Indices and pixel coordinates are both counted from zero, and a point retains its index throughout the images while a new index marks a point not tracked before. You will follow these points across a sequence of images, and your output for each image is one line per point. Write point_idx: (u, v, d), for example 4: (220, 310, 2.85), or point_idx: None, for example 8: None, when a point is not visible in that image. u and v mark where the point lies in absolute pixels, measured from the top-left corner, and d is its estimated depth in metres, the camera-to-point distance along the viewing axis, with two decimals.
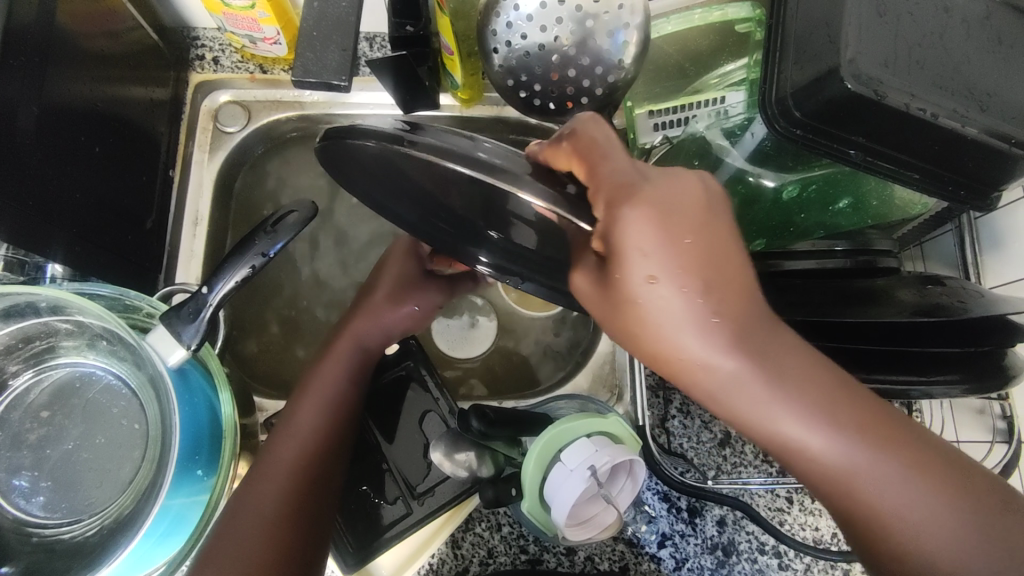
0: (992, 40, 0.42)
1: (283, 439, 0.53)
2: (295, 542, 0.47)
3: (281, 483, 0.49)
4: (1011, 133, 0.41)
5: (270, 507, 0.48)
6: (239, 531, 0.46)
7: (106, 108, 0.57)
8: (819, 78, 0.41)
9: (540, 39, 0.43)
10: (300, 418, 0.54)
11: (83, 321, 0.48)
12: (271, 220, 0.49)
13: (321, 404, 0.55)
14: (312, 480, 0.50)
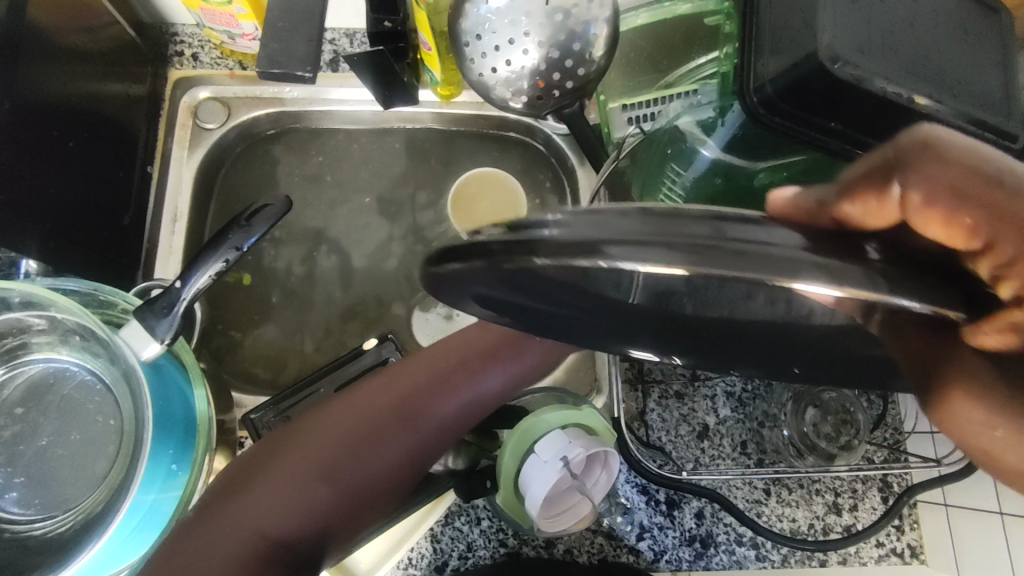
0: (959, 30, 0.42)
1: (370, 396, 0.44)
2: (369, 499, 0.42)
3: (395, 438, 0.43)
4: (978, 117, 0.40)
5: (317, 470, 0.40)
6: (272, 499, 0.39)
7: (78, 104, 0.57)
8: (798, 63, 0.38)
9: (511, 34, 0.43)
10: (447, 370, 0.46)
11: (56, 317, 0.48)
12: (246, 214, 0.50)
13: (477, 363, 0.46)
14: (423, 444, 0.44)
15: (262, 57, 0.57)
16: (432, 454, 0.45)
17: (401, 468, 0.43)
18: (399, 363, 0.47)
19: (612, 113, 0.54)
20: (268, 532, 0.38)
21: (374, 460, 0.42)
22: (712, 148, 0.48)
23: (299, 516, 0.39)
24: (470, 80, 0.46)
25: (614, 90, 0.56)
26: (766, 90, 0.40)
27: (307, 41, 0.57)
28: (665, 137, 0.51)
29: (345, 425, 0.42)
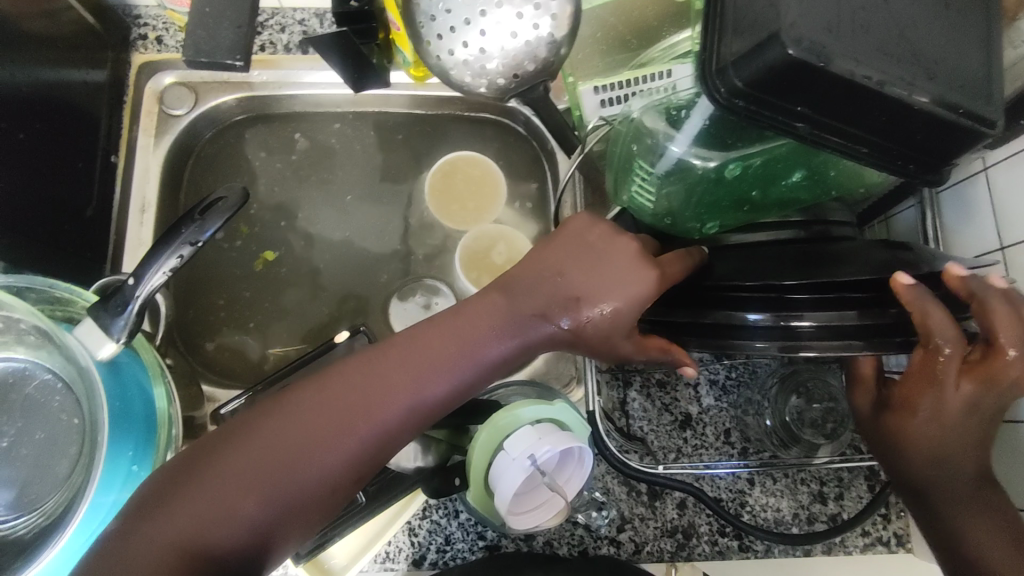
0: (938, 4, 0.38)
1: (306, 404, 0.42)
2: (291, 518, 0.40)
3: (323, 453, 0.41)
4: (960, 102, 0.36)
5: (239, 480, 0.39)
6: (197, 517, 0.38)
7: (31, 92, 0.55)
8: (760, 45, 0.34)
9: (467, 12, 0.41)
10: (394, 373, 0.43)
11: (8, 315, 0.46)
12: (200, 208, 0.48)
13: (428, 367, 0.43)
14: (353, 457, 0.42)
15: (188, 45, 0.58)
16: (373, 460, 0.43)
17: (341, 477, 0.42)
18: (348, 361, 0.44)
19: (583, 95, 0.51)
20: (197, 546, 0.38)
21: (308, 471, 0.40)
22: (682, 144, 0.45)
23: (218, 530, 0.38)
24: (430, 64, 0.44)
25: (580, 71, 0.52)
26: (728, 77, 0.36)
27: (235, 28, 0.59)
28: (634, 128, 0.48)
29: (277, 432, 0.41)
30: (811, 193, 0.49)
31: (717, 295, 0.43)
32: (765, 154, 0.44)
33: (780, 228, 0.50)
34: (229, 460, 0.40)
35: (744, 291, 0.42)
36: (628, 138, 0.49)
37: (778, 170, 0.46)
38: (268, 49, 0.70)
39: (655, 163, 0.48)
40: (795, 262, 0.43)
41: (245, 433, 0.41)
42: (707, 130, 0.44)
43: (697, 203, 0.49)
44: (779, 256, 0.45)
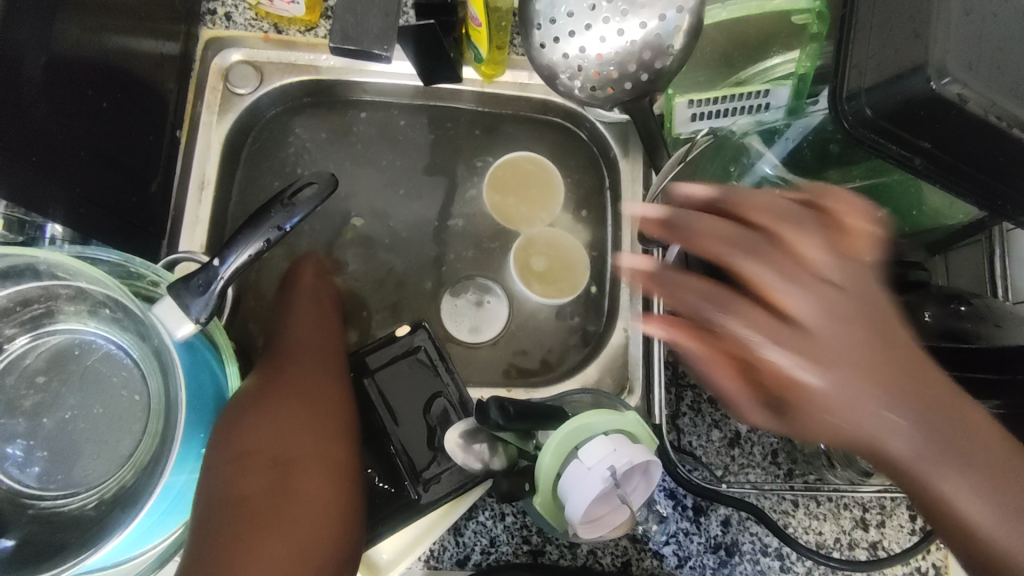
0: None
1: (269, 403, 0.51)
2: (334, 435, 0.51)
3: (295, 403, 0.52)
4: None
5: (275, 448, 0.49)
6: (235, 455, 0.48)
7: (115, 62, 0.53)
8: (898, 76, 0.35)
9: (587, 18, 0.41)
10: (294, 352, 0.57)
11: (85, 287, 0.46)
12: (288, 192, 0.48)
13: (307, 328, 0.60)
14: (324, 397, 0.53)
15: (335, 30, 0.56)
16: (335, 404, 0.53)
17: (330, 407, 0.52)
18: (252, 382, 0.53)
19: (676, 108, 0.49)
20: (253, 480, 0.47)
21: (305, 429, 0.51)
22: (771, 160, 0.48)
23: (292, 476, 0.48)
24: (540, 66, 0.43)
25: (681, 85, 0.51)
26: (858, 103, 0.37)
27: (383, 17, 0.56)
28: (730, 150, 0.49)
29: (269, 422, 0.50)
30: (890, 232, 0.50)
31: None
32: (860, 191, 0.47)
33: (859, 267, 0.49)
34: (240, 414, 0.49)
35: None
36: (724, 159, 0.49)
37: (865, 203, 0.47)
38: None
39: (742, 179, 0.49)
40: (869, 321, 0.45)
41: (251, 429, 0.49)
42: (800, 155, 0.47)
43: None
44: (852, 310, 0.46)
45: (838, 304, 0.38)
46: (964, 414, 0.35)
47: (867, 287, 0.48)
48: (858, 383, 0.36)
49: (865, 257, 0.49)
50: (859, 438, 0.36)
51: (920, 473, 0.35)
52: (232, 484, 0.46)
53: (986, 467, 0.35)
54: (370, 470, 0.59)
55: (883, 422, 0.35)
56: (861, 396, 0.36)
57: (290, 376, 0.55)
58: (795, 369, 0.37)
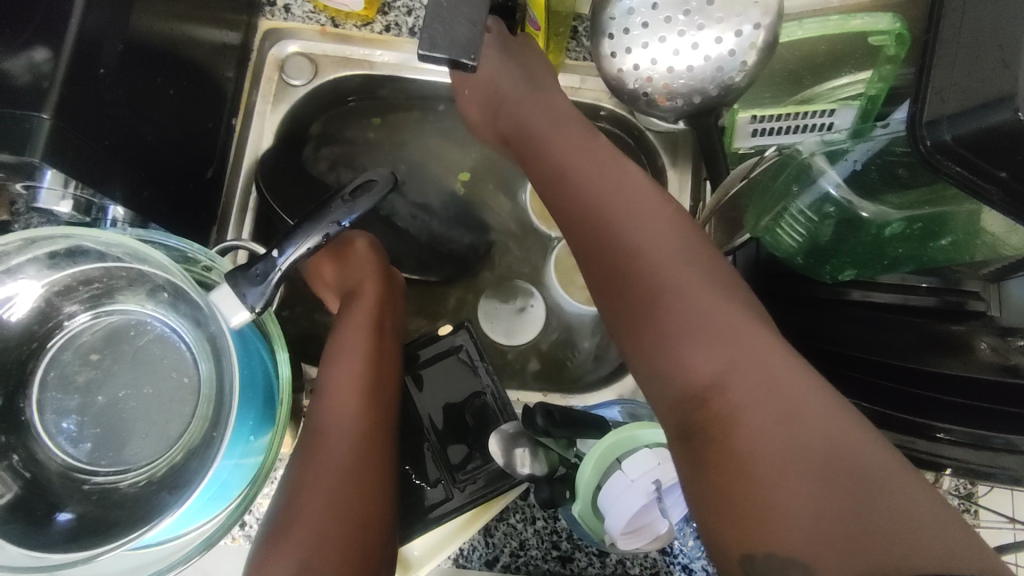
0: None
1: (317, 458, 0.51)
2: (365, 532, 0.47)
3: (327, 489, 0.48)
4: None
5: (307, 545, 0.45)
6: (290, 522, 0.46)
7: (182, 50, 0.54)
8: (984, 105, 0.34)
9: (661, 31, 0.41)
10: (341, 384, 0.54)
11: (145, 270, 0.47)
12: (349, 188, 0.48)
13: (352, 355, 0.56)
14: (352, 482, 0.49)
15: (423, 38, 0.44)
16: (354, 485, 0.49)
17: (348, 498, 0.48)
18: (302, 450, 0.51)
19: (739, 122, 0.50)
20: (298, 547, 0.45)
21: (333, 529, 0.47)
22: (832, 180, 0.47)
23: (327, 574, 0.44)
24: (608, 76, 0.43)
25: (748, 101, 0.51)
26: (938, 129, 0.36)
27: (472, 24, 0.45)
28: (793, 170, 0.49)
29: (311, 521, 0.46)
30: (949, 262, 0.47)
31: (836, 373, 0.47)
32: (930, 218, 0.45)
33: (912, 292, 0.48)
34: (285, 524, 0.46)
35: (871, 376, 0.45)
36: (789, 177, 0.49)
37: (928, 232, 0.46)
38: (393, 31, 0.68)
39: (802, 197, 0.49)
40: (922, 348, 0.44)
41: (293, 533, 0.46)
42: (865, 175, 0.47)
43: (846, 253, 0.48)
44: (904, 336, 0.45)
45: (634, 234, 0.48)
46: (786, 393, 0.38)
47: (926, 313, 0.47)
48: (698, 329, 0.43)
49: (923, 285, 0.49)
50: (676, 350, 0.43)
51: (738, 407, 0.39)
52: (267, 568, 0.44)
53: (834, 462, 0.35)
54: (405, 467, 0.59)
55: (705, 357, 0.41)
56: (704, 331, 0.42)
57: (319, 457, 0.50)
58: (659, 300, 0.45)
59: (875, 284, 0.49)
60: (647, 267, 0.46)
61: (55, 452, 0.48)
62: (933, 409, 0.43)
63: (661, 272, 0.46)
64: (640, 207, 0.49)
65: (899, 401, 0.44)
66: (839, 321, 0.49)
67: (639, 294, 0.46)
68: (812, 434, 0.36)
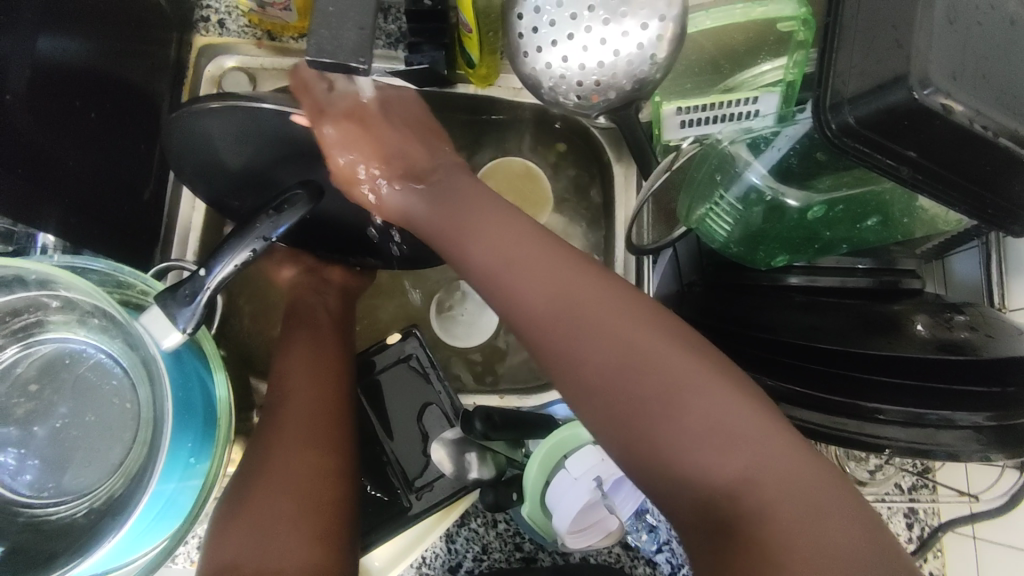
0: None
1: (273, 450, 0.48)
2: (328, 514, 0.46)
3: (288, 477, 0.47)
4: None
5: (271, 534, 0.44)
6: (241, 508, 0.45)
7: (102, 70, 0.53)
8: (881, 86, 0.34)
9: (569, 28, 0.41)
10: (292, 381, 0.53)
11: (73, 298, 0.47)
12: (275, 203, 0.48)
13: (309, 358, 0.54)
14: (321, 464, 0.48)
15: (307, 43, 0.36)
16: (315, 469, 0.48)
17: (305, 481, 0.47)
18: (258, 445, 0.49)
19: (664, 116, 0.49)
20: (262, 539, 0.44)
21: (291, 521, 0.45)
22: (759, 168, 0.46)
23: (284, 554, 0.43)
24: (523, 75, 0.43)
25: (669, 90, 0.51)
26: (841, 113, 0.36)
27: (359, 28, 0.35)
28: (717, 160, 0.49)
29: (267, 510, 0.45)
30: (883, 240, 0.48)
31: (769, 361, 0.45)
32: (851, 199, 0.46)
33: (850, 274, 0.49)
34: (243, 509, 0.45)
35: (807, 364, 0.44)
36: (711, 167, 0.50)
37: (852, 216, 0.47)
38: None
39: (730, 187, 0.48)
40: (857, 331, 0.44)
41: (252, 514, 0.45)
42: (788, 165, 0.46)
43: (772, 237, 0.49)
44: (841, 319, 0.46)
45: (633, 374, 0.36)
46: (805, 468, 0.34)
47: (862, 294, 0.49)
48: (682, 386, 0.36)
49: (858, 266, 0.49)
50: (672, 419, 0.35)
51: (757, 470, 0.34)
52: (217, 547, 0.44)
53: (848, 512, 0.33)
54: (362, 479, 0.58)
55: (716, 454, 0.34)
56: (689, 427, 0.35)
57: (279, 440, 0.49)
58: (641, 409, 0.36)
59: (816, 267, 0.50)
60: (605, 388, 0.37)
61: None
62: (871, 392, 0.41)
63: (661, 360, 0.36)
64: (594, 319, 0.38)
65: (843, 388, 0.42)
66: (773, 305, 0.49)
67: (626, 417, 0.36)
68: (846, 511, 0.33)
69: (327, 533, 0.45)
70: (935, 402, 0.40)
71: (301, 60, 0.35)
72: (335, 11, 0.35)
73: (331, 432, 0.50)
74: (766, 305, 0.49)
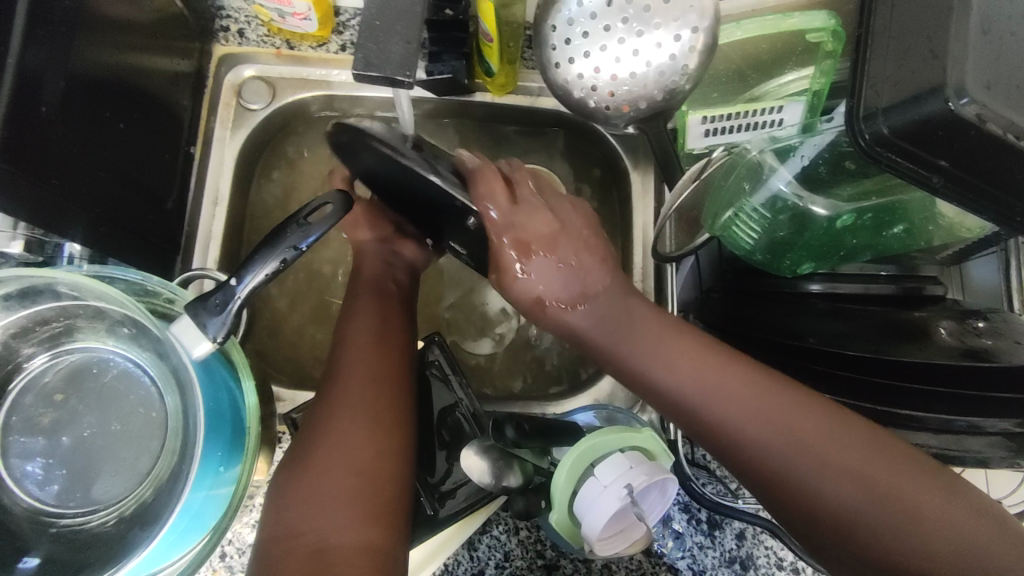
0: None
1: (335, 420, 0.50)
2: (386, 482, 0.48)
3: (348, 447, 0.48)
4: None
5: (337, 497, 0.46)
6: (306, 474, 0.47)
7: (130, 81, 0.53)
8: (917, 97, 0.35)
9: (602, 39, 0.41)
10: (354, 357, 0.54)
11: (101, 307, 0.47)
12: (304, 212, 0.48)
13: (370, 336, 0.56)
14: (382, 435, 0.49)
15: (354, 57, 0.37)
16: (379, 438, 0.49)
17: (365, 449, 0.48)
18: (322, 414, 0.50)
19: (690, 124, 0.51)
20: (324, 503, 0.45)
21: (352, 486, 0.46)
22: (786, 176, 0.47)
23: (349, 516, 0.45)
24: (555, 86, 0.43)
25: (695, 101, 0.52)
26: (875, 123, 0.37)
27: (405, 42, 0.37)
28: (745, 168, 0.49)
29: (328, 476, 0.47)
30: (906, 248, 0.49)
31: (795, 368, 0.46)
32: (878, 209, 0.46)
33: (872, 281, 0.50)
34: (306, 475, 0.47)
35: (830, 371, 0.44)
36: (738, 176, 0.50)
37: (877, 224, 0.47)
38: (348, 50, 0.68)
39: (755, 194, 0.48)
40: (883, 337, 0.44)
41: (317, 479, 0.46)
42: (817, 173, 0.46)
43: (799, 246, 0.49)
44: (867, 325, 0.46)
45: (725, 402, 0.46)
46: (873, 460, 0.40)
47: (885, 300, 0.49)
48: (762, 407, 0.44)
49: (881, 273, 0.51)
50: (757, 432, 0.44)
51: (837, 465, 0.41)
52: (284, 510, 0.46)
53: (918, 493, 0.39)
54: None
55: (901, 532, 0.38)
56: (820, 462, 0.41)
57: (341, 410, 0.50)
58: (851, 507, 0.40)
59: (838, 275, 0.50)
60: (741, 434, 0.44)
61: (21, 496, 0.47)
62: (896, 398, 0.42)
63: (742, 388, 0.45)
64: (735, 394, 0.45)
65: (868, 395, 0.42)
66: (798, 310, 0.49)
67: (721, 436, 0.45)
68: (916, 494, 0.39)
69: (382, 502, 0.47)
70: (961, 408, 0.40)
71: (351, 72, 0.36)
72: (383, 26, 0.37)
73: (392, 404, 0.51)
74: (790, 310, 0.49)
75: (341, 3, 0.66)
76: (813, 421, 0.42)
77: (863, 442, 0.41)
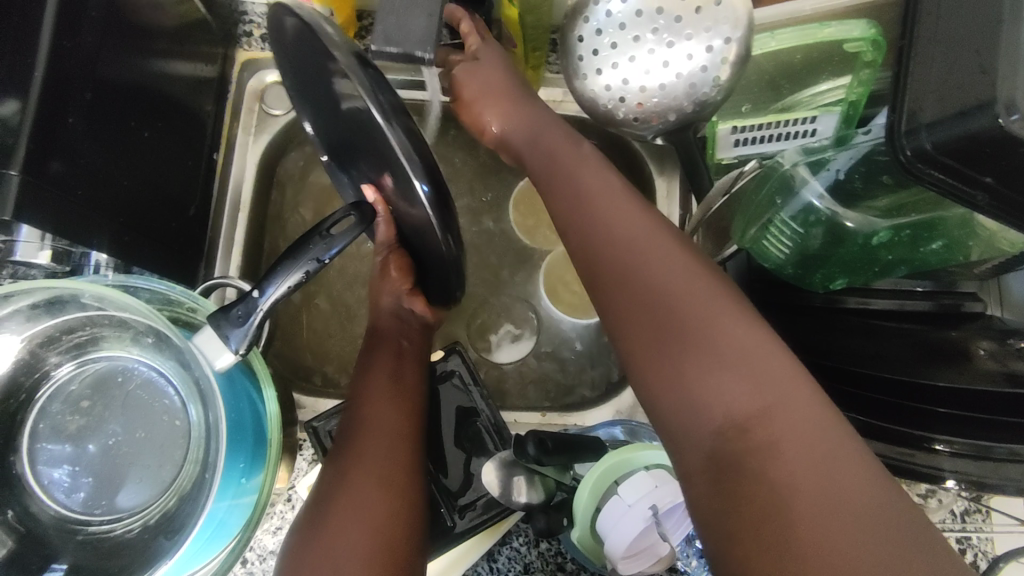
0: None
1: (352, 469, 0.46)
2: (401, 534, 0.44)
3: (366, 497, 0.44)
4: None
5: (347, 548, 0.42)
6: (321, 524, 0.43)
7: (154, 89, 0.53)
8: (964, 111, 0.33)
9: (632, 49, 0.40)
10: (371, 402, 0.51)
11: (126, 318, 0.47)
12: (327, 224, 0.48)
13: (388, 383, 0.53)
14: (401, 483, 0.46)
15: None
16: (397, 488, 0.46)
17: (382, 502, 0.45)
18: (341, 462, 0.47)
19: (720, 134, 0.49)
20: (338, 554, 0.42)
21: (355, 535, 0.43)
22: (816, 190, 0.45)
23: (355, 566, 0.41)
24: (583, 97, 0.43)
25: (727, 111, 0.51)
26: (917, 138, 0.36)
27: None
28: (774, 184, 0.48)
29: (343, 531, 0.43)
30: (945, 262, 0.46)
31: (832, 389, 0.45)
32: (918, 224, 0.44)
33: (908, 297, 0.49)
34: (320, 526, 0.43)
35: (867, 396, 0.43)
36: (770, 189, 0.48)
37: (912, 242, 0.45)
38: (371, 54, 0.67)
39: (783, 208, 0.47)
40: (918, 358, 0.43)
41: (329, 531, 0.43)
42: (849, 185, 0.46)
43: (834, 262, 0.47)
44: (902, 346, 0.44)
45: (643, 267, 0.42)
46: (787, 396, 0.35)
47: (922, 317, 0.48)
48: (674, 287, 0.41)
49: (917, 288, 0.49)
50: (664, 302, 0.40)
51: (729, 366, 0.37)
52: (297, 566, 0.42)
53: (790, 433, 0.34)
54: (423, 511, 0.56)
55: (777, 450, 0.34)
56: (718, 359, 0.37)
57: (358, 459, 0.47)
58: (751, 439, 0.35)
59: (873, 291, 0.50)
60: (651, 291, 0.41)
61: (47, 503, 0.47)
62: (934, 421, 0.40)
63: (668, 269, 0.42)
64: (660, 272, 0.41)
65: (906, 419, 0.41)
66: (833, 329, 0.48)
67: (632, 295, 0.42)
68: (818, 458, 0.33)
69: (399, 553, 0.43)
70: (1005, 432, 0.38)
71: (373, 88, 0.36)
72: (405, 41, 0.37)
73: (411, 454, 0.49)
74: (825, 329, 0.48)
75: (364, 7, 0.65)
76: (728, 325, 0.38)
77: (758, 345, 0.37)
